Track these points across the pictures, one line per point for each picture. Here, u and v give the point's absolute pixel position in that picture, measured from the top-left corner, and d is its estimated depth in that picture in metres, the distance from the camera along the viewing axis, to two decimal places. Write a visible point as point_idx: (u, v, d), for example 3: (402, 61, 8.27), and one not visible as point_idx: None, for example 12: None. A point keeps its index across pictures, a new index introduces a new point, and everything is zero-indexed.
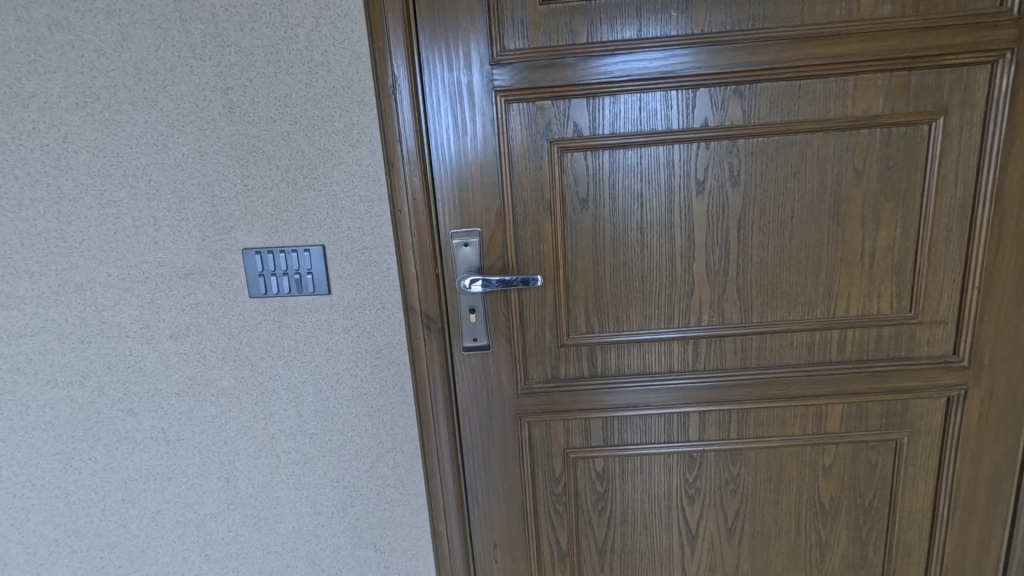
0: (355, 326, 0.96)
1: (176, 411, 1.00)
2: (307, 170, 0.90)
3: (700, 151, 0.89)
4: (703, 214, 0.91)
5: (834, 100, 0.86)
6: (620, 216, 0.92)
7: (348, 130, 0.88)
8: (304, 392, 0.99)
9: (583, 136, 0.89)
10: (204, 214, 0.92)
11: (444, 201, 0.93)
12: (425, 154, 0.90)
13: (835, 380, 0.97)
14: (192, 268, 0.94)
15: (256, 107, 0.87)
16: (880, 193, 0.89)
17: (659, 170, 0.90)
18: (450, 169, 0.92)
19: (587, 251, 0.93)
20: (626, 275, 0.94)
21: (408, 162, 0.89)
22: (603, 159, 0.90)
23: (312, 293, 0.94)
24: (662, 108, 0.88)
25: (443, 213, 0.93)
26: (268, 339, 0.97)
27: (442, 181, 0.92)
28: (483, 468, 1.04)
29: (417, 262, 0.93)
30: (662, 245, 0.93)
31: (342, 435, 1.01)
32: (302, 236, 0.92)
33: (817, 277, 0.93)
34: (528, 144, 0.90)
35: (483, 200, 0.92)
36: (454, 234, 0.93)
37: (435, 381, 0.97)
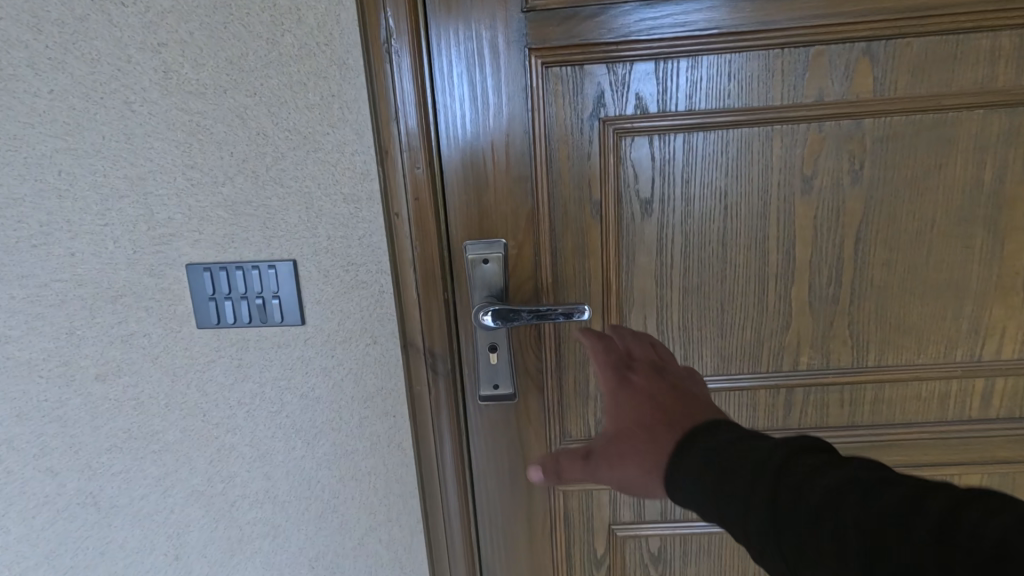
0: (338, 366, 0.73)
1: (108, 471, 0.77)
2: (271, 159, 0.66)
3: (811, 135, 0.64)
4: (809, 221, 0.67)
5: (1004, 64, 0.61)
6: (696, 224, 0.68)
7: (327, 104, 0.65)
8: (271, 450, 0.76)
9: (648, 114, 0.65)
10: (135, 217, 0.68)
11: (458, 202, 0.69)
12: (433, 138, 0.67)
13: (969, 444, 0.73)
14: (123, 289, 0.71)
15: (201, 72, 0.64)
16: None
17: (751, 160, 0.66)
18: (466, 160, 0.68)
19: (648, 270, 0.69)
20: (700, 303, 0.70)
21: (410, 148, 0.66)
22: (674, 146, 0.66)
23: (280, 324, 0.71)
24: (760, 75, 0.63)
25: (456, 217, 0.70)
26: (225, 382, 0.74)
27: (456, 174, 0.68)
28: (504, 545, 0.81)
29: (420, 283, 0.69)
30: (751, 263, 0.68)
31: (321, 503, 0.78)
32: (267, 248, 0.69)
33: (961, 311, 0.69)
34: (573, 125, 0.66)
35: (509, 201, 0.69)
36: (469, 246, 0.70)
37: (443, 440, 0.74)
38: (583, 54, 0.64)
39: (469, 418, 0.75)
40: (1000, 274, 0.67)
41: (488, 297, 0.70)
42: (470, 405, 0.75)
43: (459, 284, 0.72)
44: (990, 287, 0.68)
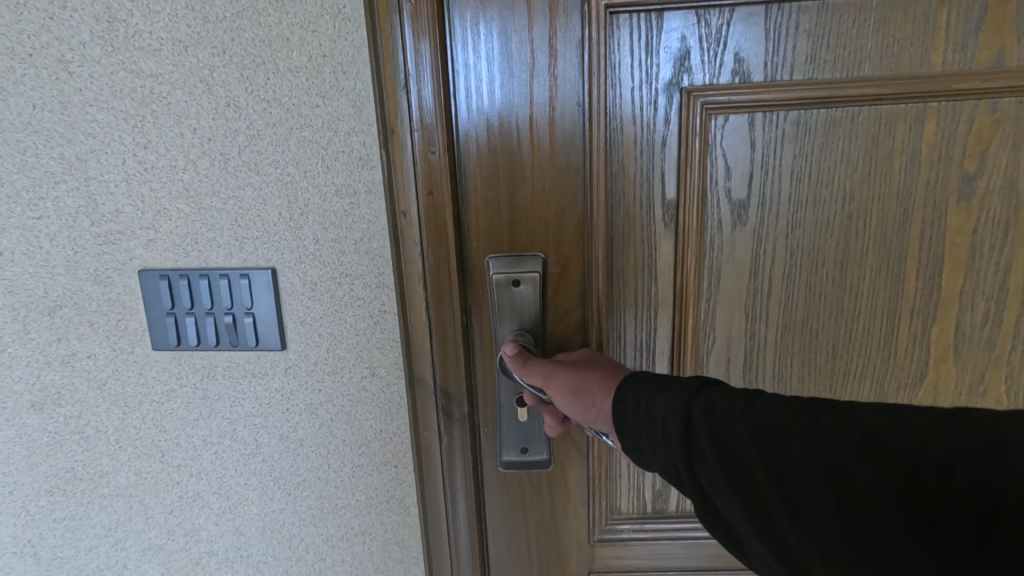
0: (327, 403, 0.58)
1: (48, 517, 0.63)
2: (244, 137, 0.51)
3: (981, 117, 0.50)
4: (965, 234, 0.53)
5: None
6: (798, 236, 0.54)
7: (316, 66, 0.49)
8: (244, 500, 0.62)
9: (750, 85, 0.50)
10: (75, 210, 0.54)
11: (479, 203, 0.54)
12: (449, 117, 0.51)
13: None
14: (61, 300, 0.56)
15: (154, 22, 0.49)
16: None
17: (881, 149, 0.51)
18: (492, 145, 0.52)
19: (731, 290, 0.55)
20: (808, 333, 0.56)
21: (425, 130, 0.50)
22: (769, 135, 0.51)
23: (254, 348, 0.56)
24: (917, 33, 0.49)
25: (478, 222, 0.54)
26: (188, 417, 0.59)
27: (476, 167, 0.53)
28: None
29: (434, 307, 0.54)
30: (877, 283, 0.55)
31: (304, 567, 0.63)
32: (239, 253, 0.54)
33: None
34: (642, 101, 0.51)
35: (548, 204, 0.54)
36: (494, 263, 0.55)
37: (460, 500, 0.59)
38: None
39: (489, 473, 0.60)
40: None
41: (522, 335, 0.54)
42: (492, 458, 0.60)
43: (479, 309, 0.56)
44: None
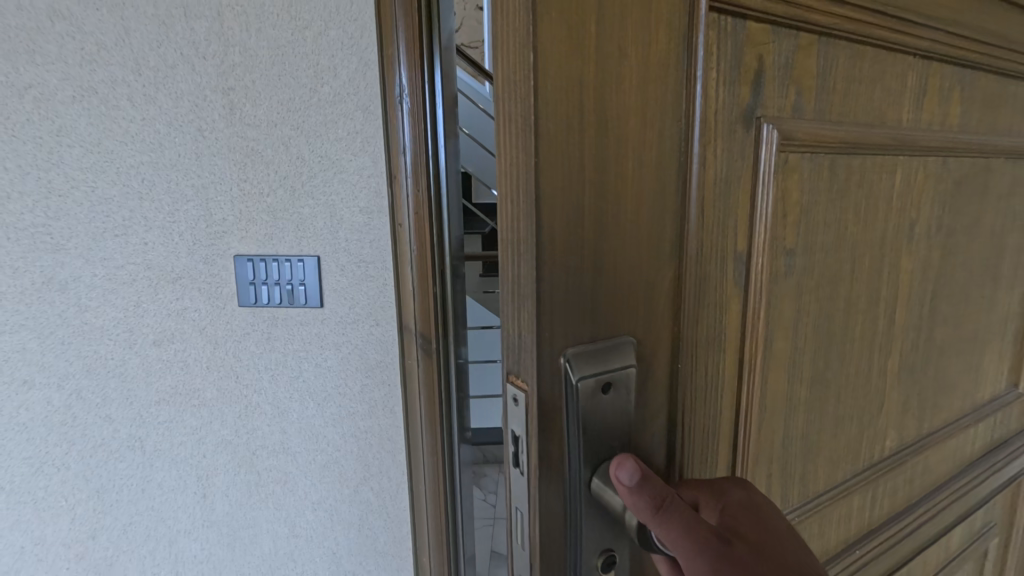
0: (347, 342, 0.92)
1: (154, 420, 0.95)
2: (306, 176, 0.86)
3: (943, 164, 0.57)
4: (947, 259, 0.61)
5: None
6: (825, 281, 0.49)
7: (351, 138, 0.85)
8: (289, 408, 0.94)
9: (819, 122, 0.43)
10: (197, 217, 0.88)
11: (562, 277, 0.29)
12: (542, 109, 0.26)
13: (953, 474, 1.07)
14: (181, 273, 0.90)
15: (258, 109, 0.84)
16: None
17: (909, 185, 0.54)
18: (592, 170, 0.28)
19: (780, 371, 0.47)
20: (852, 378, 0.55)
21: (508, 123, 0.27)
22: (817, 179, 0.45)
23: (303, 305, 0.90)
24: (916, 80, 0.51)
25: (566, 303, 0.29)
26: (256, 351, 0.92)
27: (566, 214, 0.28)
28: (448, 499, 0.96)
29: (520, 393, 0.30)
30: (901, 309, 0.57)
31: (326, 455, 0.96)
32: (298, 246, 0.88)
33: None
34: (730, 134, 0.36)
35: (653, 264, 0.32)
36: (572, 361, 0.30)
37: None
38: (794, 8, 0.37)
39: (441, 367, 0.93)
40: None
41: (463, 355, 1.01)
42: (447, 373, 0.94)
43: (546, 436, 0.30)
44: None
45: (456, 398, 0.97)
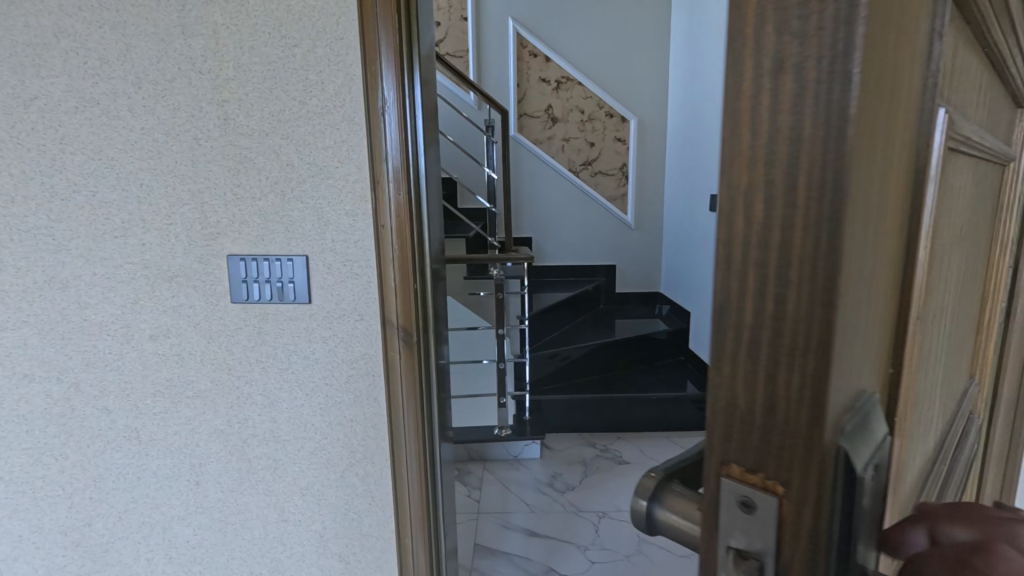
0: (334, 335, 0.98)
1: (151, 411, 1.01)
2: (295, 182, 0.93)
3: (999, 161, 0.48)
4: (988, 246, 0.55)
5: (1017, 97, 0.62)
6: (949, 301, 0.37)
7: (337, 146, 0.92)
8: (279, 398, 1.01)
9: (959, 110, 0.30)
10: (193, 220, 0.94)
11: (847, 337, 0.18)
12: (858, 91, 0.15)
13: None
14: (177, 271, 0.96)
15: (250, 120, 0.91)
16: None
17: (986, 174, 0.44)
18: (877, 165, 0.18)
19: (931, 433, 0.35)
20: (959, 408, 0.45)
21: (765, 81, 0.16)
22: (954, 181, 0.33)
23: (292, 302, 0.97)
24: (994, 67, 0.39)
25: (846, 370, 0.18)
26: (248, 345, 0.99)
27: (860, 227, 0.17)
28: (421, 482, 1.03)
29: (767, 499, 0.19)
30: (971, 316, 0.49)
31: (314, 442, 1.02)
32: (287, 246, 0.95)
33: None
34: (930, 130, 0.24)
35: (888, 295, 0.22)
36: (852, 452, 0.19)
37: None
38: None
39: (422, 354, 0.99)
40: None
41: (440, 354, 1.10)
42: (429, 358, 1.01)
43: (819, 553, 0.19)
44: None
45: (436, 394, 1.05)
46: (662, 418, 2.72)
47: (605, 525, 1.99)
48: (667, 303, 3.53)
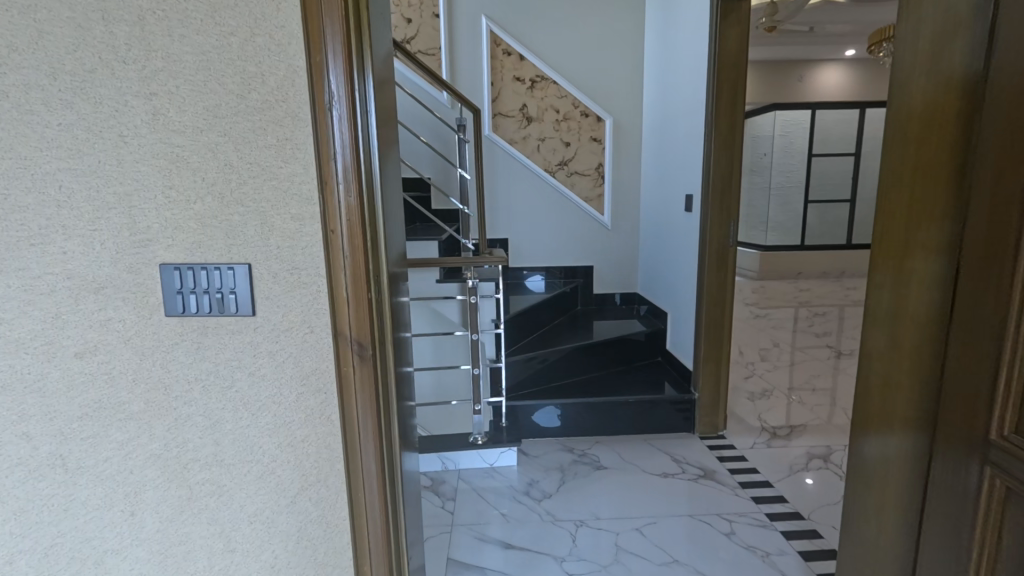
0: (281, 350, 0.91)
1: (78, 436, 0.91)
2: (235, 184, 0.85)
3: None
4: None
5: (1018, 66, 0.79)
6: None
7: (281, 144, 0.84)
8: (222, 419, 0.92)
9: None
10: (120, 225, 0.85)
11: None
12: None
13: (886, 471, 1.15)
14: (104, 282, 0.87)
15: (183, 116, 0.83)
16: (895, 278, 1.11)
17: None
18: None
19: None
20: None
21: None
22: None
23: (234, 314, 0.89)
24: None
25: None
26: (186, 361, 0.90)
27: None
28: (379, 500, 0.96)
29: None
30: None
31: (262, 466, 0.94)
32: (227, 254, 0.87)
33: (898, 378, 1.11)
34: None
35: None
36: None
37: None
38: None
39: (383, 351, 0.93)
40: (888, 346, 1.13)
41: (402, 365, 1.04)
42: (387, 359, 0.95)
43: None
44: (888, 360, 1.13)
45: (397, 410, 0.98)
46: (640, 420, 2.69)
47: (582, 535, 1.93)
48: (645, 303, 3.51)
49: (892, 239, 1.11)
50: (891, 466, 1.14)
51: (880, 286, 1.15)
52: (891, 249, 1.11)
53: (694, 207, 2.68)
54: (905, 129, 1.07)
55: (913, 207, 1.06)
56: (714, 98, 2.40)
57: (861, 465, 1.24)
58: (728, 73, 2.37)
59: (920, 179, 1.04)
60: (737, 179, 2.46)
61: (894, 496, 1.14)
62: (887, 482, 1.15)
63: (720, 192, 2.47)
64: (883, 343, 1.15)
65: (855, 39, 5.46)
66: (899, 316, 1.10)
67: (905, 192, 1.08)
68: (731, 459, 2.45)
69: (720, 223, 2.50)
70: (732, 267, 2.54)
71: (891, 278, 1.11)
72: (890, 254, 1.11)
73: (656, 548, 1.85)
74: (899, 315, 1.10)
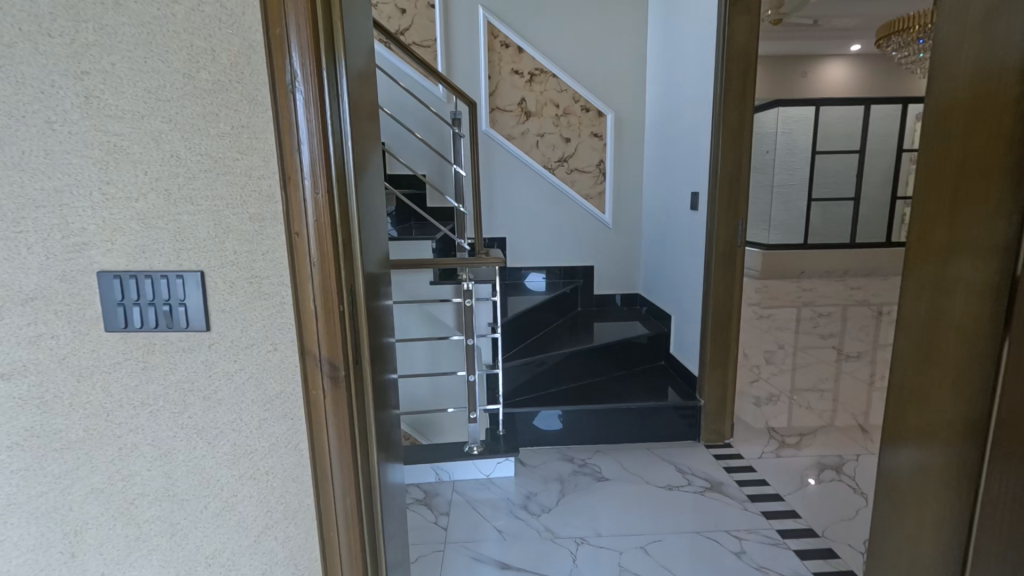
0: (241, 370, 0.79)
1: (7, 469, 0.80)
2: (183, 178, 0.73)
3: None
4: None
5: None
6: None
7: (237, 133, 0.72)
8: (173, 449, 0.81)
9: None
10: (50, 226, 0.73)
11: None
12: None
13: (921, 499, 1.04)
14: (33, 293, 0.75)
15: (121, 99, 0.71)
16: (934, 286, 1.00)
17: None
18: None
19: None
20: None
21: None
22: None
23: (185, 329, 0.77)
24: None
25: None
26: (130, 383, 0.78)
27: None
28: (353, 540, 0.84)
29: None
30: None
31: (219, 502, 0.83)
32: (176, 260, 0.75)
33: (934, 401, 1.00)
34: None
35: None
36: None
37: None
38: None
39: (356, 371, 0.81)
40: (923, 361, 1.02)
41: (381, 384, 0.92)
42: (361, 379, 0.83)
43: None
44: (925, 377, 1.02)
45: (373, 436, 0.87)
46: (642, 428, 2.57)
47: (584, 554, 1.82)
48: (647, 304, 3.40)
49: (932, 243, 1.00)
50: (928, 496, 1.02)
51: (915, 297, 1.04)
52: (930, 254, 1.00)
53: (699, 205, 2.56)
54: (948, 120, 0.96)
55: (956, 208, 0.95)
56: (722, 91, 2.28)
57: (891, 491, 1.12)
58: (736, 64, 2.25)
59: (965, 176, 0.93)
60: (746, 176, 2.35)
61: (930, 528, 1.02)
62: (922, 511, 1.04)
63: (727, 190, 2.35)
64: (918, 357, 1.04)
65: (861, 33, 5.34)
66: (937, 329, 0.99)
67: (947, 191, 0.96)
68: (739, 469, 2.34)
69: (727, 223, 2.38)
70: (740, 268, 2.42)
71: (930, 286, 1.00)
72: (929, 260, 1.00)
73: (662, 569, 1.74)
74: (937, 328, 0.99)
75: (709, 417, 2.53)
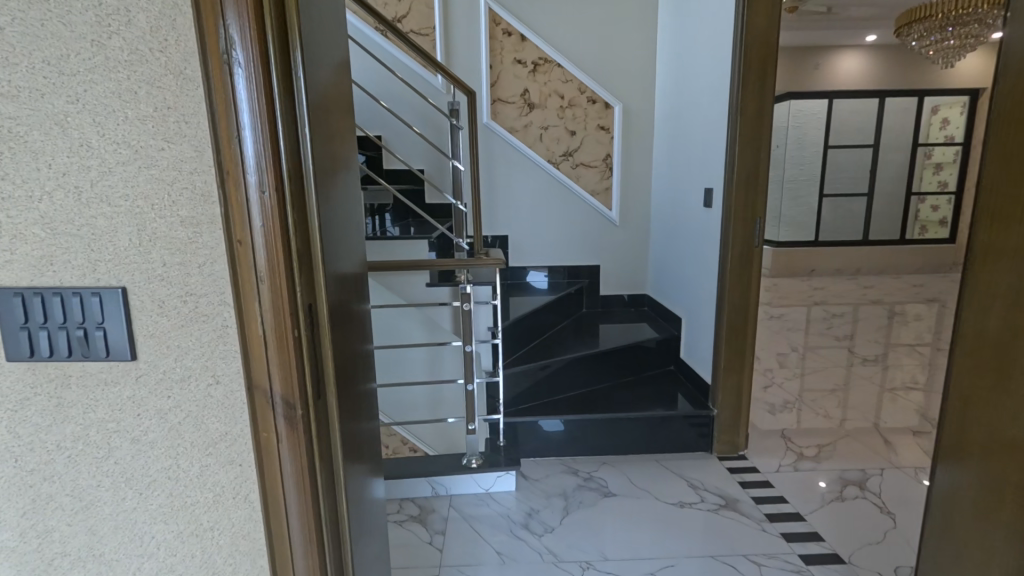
0: (176, 407, 0.65)
1: None
2: (97, 173, 0.59)
3: None
4: None
5: None
6: None
7: (161, 116, 0.58)
8: (98, 501, 0.67)
9: None
10: None
11: None
12: None
13: (990, 543, 0.90)
14: None
15: (14, 72, 0.56)
16: (1009, 297, 0.85)
17: None
18: None
19: None
20: None
21: None
22: None
23: (106, 358, 0.63)
24: None
25: None
26: (40, 423, 0.64)
27: None
28: None
29: None
30: None
31: (156, 562, 0.69)
32: (91, 274, 0.61)
33: (1006, 433, 0.86)
34: None
35: None
36: None
37: None
38: None
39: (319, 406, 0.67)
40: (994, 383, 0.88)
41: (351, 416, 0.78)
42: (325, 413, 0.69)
43: None
44: (996, 402, 0.88)
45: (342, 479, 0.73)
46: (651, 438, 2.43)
47: None
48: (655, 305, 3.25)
49: (1008, 246, 0.85)
50: (999, 544, 0.88)
51: (984, 309, 0.90)
52: (1005, 259, 0.86)
53: (713, 202, 2.40)
54: None
55: None
56: (739, 80, 2.12)
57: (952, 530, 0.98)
58: (755, 51, 2.09)
59: None
60: (765, 171, 2.18)
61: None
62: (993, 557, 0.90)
63: (745, 185, 2.19)
64: (986, 378, 0.90)
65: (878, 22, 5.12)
66: (1009, 352, 0.85)
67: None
68: (755, 484, 2.19)
69: (744, 222, 2.22)
70: (756, 270, 2.26)
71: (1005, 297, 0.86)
72: (1004, 266, 0.86)
73: None
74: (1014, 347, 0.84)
75: (722, 428, 2.38)
